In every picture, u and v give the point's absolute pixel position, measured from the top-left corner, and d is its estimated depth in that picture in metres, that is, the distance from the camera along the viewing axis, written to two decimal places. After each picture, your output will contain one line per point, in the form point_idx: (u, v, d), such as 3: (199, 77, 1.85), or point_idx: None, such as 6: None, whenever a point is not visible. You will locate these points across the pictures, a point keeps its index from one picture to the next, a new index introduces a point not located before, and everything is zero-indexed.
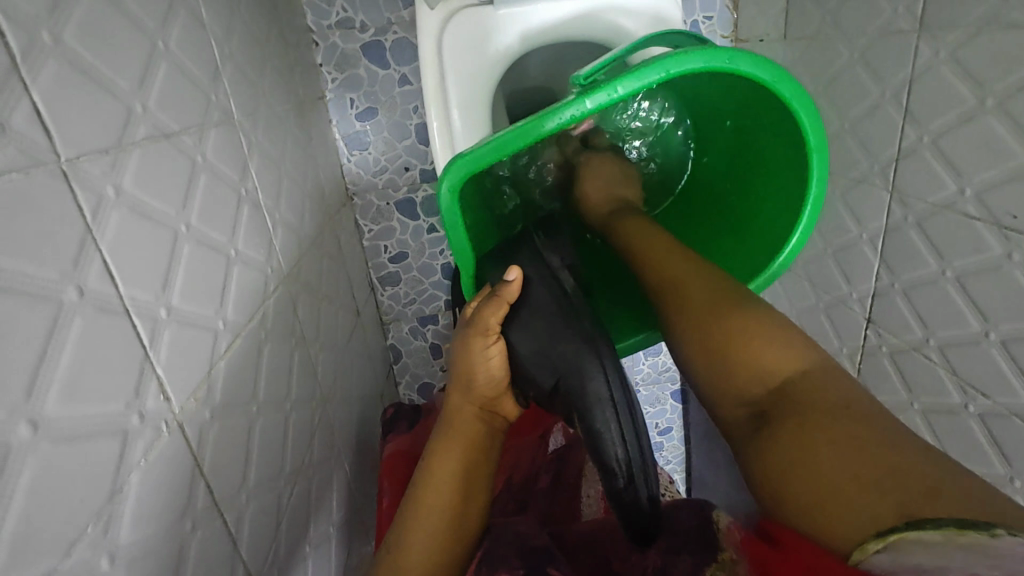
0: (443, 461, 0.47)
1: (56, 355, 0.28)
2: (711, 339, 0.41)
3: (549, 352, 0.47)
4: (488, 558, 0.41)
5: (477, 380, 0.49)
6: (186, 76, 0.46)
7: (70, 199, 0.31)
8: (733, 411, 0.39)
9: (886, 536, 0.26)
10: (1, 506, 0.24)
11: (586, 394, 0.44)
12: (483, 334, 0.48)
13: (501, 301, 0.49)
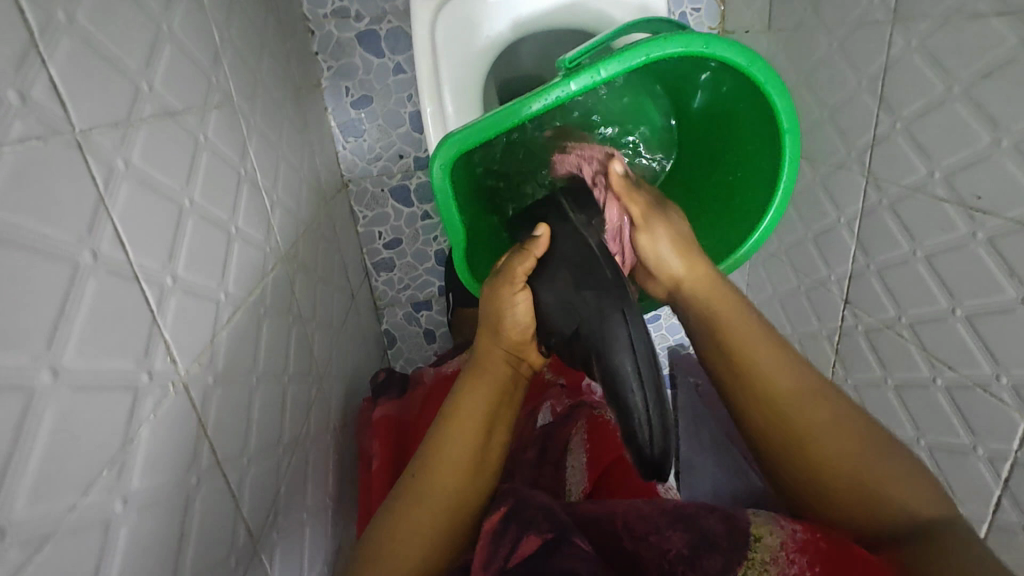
0: (468, 399, 0.50)
1: (73, 310, 0.30)
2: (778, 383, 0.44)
3: (573, 301, 0.47)
4: (514, 516, 0.43)
5: (504, 324, 0.52)
6: (189, 58, 0.48)
7: (84, 168, 0.33)
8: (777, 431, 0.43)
9: None
10: (28, 442, 0.26)
11: (604, 335, 0.44)
12: (510, 281, 0.50)
13: (530, 253, 0.51)
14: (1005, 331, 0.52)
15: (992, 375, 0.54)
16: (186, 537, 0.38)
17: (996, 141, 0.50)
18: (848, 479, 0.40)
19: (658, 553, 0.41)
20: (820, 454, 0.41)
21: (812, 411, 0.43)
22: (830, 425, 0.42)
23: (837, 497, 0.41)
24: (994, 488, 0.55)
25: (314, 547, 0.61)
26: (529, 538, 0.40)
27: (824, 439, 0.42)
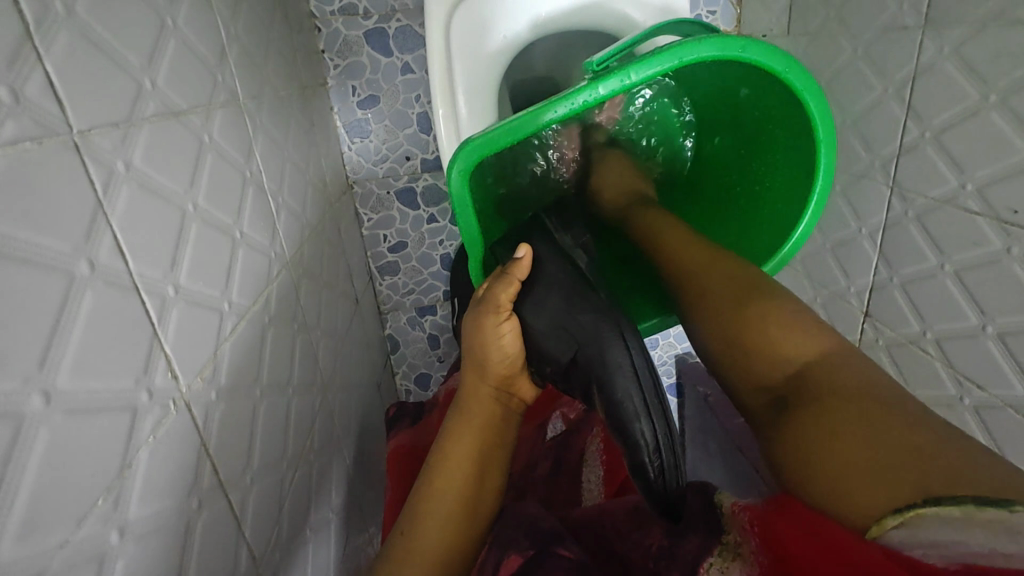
0: (458, 446, 0.50)
1: (69, 327, 0.28)
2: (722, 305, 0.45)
3: (566, 324, 0.50)
4: (498, 540, 0.43)
5: (490, 363, 0.52)
6: (194, 54, 0.46)
7: (82, 172, 0.30)
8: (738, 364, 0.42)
9: (904, 512, 0.27)
10: (15, 474, 0.24)
11: (605, 362, 0.47)
12: (495, 309, 0.51)
13: (513, 279, 0.52)
14: None
15: None
16: (186, 565, 0.35)
17: None
18: (746, 335, 0.42)
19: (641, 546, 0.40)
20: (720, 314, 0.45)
21: (716, 274, 0.48)
22: (734, 286, 0.45)
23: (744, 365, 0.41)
24: None
25: (318, 564, 0.59)
26: (510, 558, 0.40)
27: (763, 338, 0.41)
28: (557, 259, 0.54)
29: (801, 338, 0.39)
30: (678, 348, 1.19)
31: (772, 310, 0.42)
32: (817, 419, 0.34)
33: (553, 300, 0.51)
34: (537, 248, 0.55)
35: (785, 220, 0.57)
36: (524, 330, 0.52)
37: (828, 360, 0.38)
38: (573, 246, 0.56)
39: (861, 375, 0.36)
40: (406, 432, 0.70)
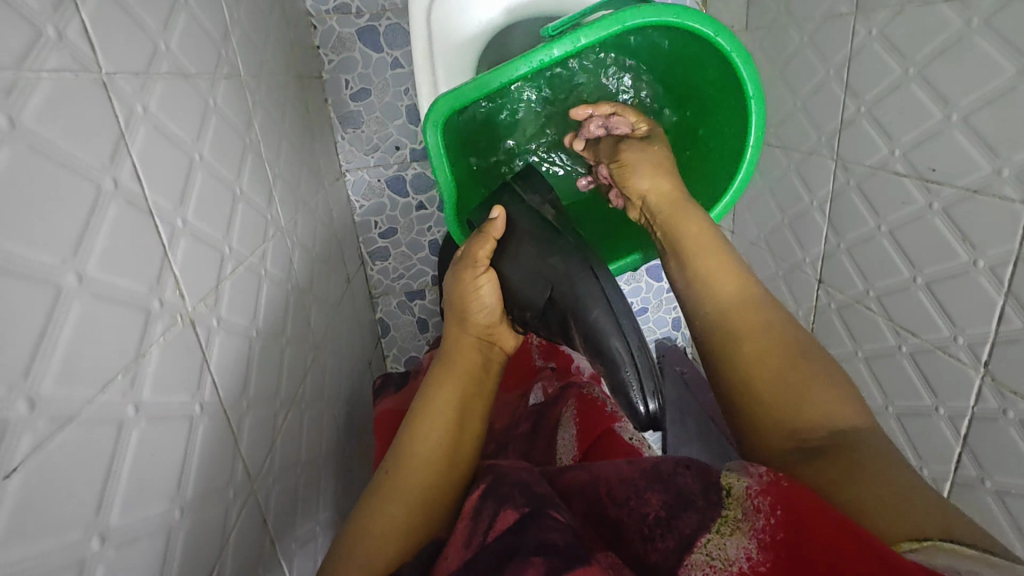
0: (445, 389, 0.50)
1: (97, 226, 0.33)
2: (759, 341, 0.47)
3: (539, 270, 0.54)
4: (492, 493, 0.44)
5: (473, 313, 0.55)
6: (201, 29, 0.52)
7: (108, 105, 0.36)
8: (758, 379, 0.46)
9: (922, 542, 0.33)
10: (54, 331, 0.29)
11: (576, 296, 0.52)
12: (473, 263, 0.55)
13: (489, 236, 0.57)
14: (962, 293, 0.55)
15: (949, 336, 0.57)
16: (190, 460, 0.39)
17: (947, 116, 0.55)
18: (778, 372, 0.45)
19: (637, 520, 0.42)
20: (761, 368, 0.46)
21: (757, 329, 0.48)
22: (781, 341, 0.47)
23: (769, 394, 0.45)
24: (955, 445, 0.58)
25: (310, 504, 0.63)
26: (506, 513, 0.40)
27: (797, 375, 0.45)
28: (527, 212, 0.59)
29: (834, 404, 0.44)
30: (657, 333, 1.24)
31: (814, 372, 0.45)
32: (847, 459, 0.40)
33: (528, 249, 0.55)
34: (507, 208, 0.60)
35: (725, 167, 0.66)
36: (500, 283, 0.56)
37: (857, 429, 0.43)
38: (540, 205, 0.61)
39: (869, 443, 0.42)
40: (393, 396, 0.75)
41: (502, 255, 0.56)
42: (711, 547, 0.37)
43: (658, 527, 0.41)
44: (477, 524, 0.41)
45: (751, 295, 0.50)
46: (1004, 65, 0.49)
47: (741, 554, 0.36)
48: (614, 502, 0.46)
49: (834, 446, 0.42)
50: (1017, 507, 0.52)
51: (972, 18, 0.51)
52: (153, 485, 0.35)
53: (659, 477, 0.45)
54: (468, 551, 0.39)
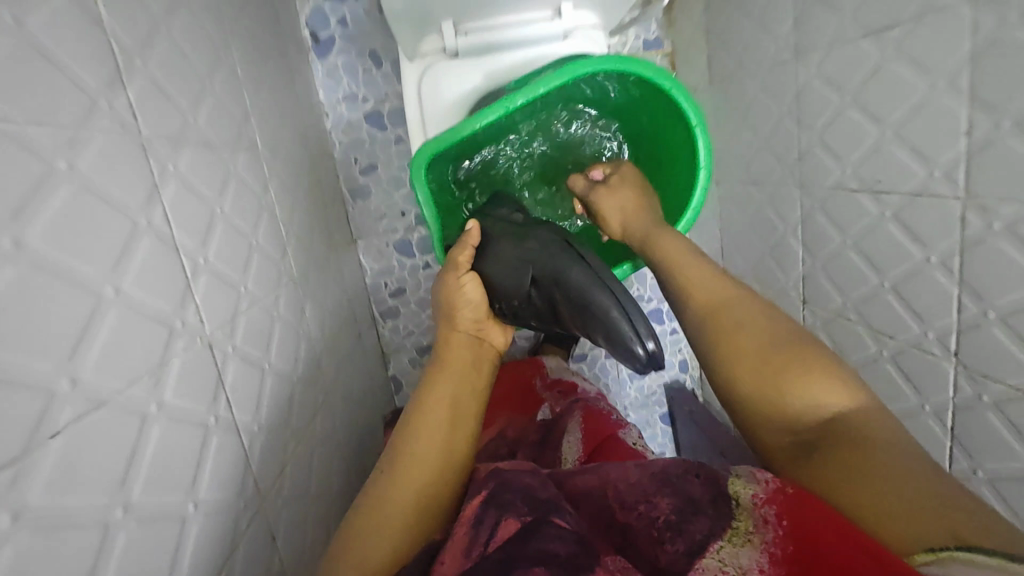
0: (439, 384, 0.55)
1: (132, 253, 0.40)
2: (748, 345, 0.49)
3: (523, 257, 0.59)
4: (493, 500, 0.44)
5: (459, 318, 0.60)
6: (225, 110, 0.61)
7: (146, 162, 0.44)
8: (749, 377, 0.48)
9: (936, 552, 0.32)
10: (94, 329, 0.35)
11: (558, 268, 0.56)
12: (456, 268, 0.61)
13: (468, 244, 0.63)
14: (923, 290, 0.59)
15: (921, 333, 0.60)
16: (205, 461, 0.44)
17: (881, 133, 0.61)
18: (774, 375, 0.47)
19: (648, 522, 0.45)
20: (750, 367, 0.48)
21: (751, 343, 0.49)
22: (767, 341, 0.49)
23: (771, 394, 0.47)
24: (945, 439, 0.59)
25: (320, 538, 0.65)
26: (507, 521, 0.41)
27: (790, 373, 0.47)
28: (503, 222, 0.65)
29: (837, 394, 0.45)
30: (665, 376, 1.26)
31: (810, 367, 0.47)
32: (854, 457, 0.41)
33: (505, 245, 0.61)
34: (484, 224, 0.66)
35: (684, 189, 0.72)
36: (485, 281, 0.61)
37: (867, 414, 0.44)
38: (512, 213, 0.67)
39: (878, 426, 0.43)
40: None
41: (486, 261, 0.62)
42: (724, 554, 0.39)
43: (669, 530, 0.43)
44: (478, 535, 0.41)
45: (740, 301, 0.53)
46: (917, 84, 0.55)
47: (753, 562, 0.37)
48: (626, 510, 0.47)
49: (836, 442, 0.43)
50: (1008, 490, 0.53)
51: (885, 48, 0.58)
52: (174, 479, 0.40)
53: (670, 484, 0.48)
54: (468, 559, 0.39)
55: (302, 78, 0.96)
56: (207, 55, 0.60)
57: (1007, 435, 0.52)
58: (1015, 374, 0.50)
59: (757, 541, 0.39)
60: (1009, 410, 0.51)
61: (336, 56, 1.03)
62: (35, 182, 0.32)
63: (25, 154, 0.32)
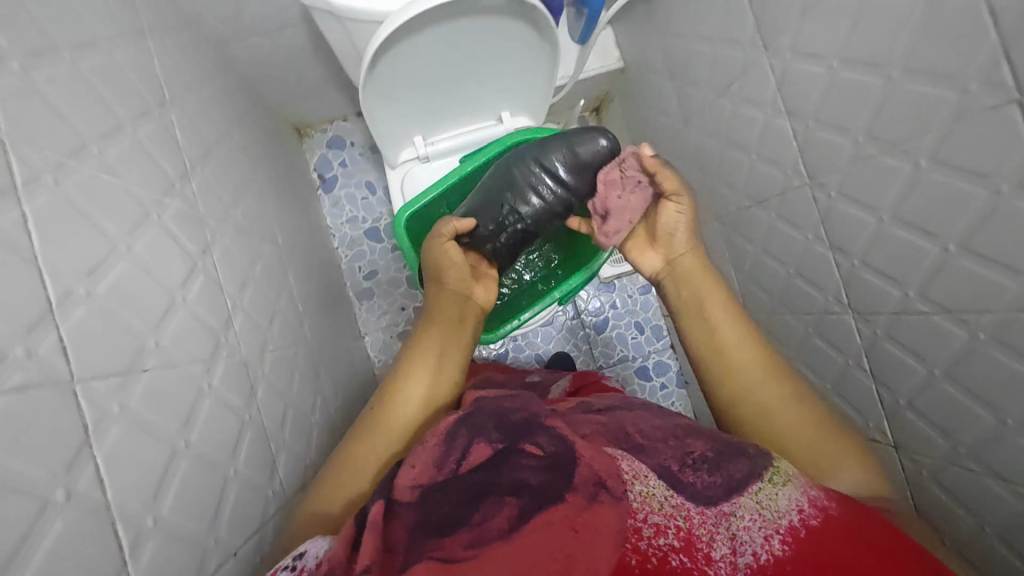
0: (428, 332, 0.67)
1: (195, 278, 0.55)
2: (799, 417, 0.57)
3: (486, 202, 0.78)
4: (466, 422, 0.51)
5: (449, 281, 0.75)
6: (254, 213, 0.81)
7: (204, 226, 0.62)
8: (799, 435, 0.56)
9: None
10: (171, 315, 0.49)
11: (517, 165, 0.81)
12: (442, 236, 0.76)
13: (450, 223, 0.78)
14: (815, 264, 0.72)
15: (826, 300, 0.72)
16: (241, 445, 0.54)
17: (750, 158, 0.79)
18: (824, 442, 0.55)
19: (680, 453, 0.51)
20: (801, 432, 0.56)
21: (788, 415, 0.57)
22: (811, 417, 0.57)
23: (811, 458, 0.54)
24: (873, 384, 0.68)
25: None
26: (479, 445, 0.48)
27: (833, 441, 0.55)
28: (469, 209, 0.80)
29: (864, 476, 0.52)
30: None
31: (847, 447, 0.55)
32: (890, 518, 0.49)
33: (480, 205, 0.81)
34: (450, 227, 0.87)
35: None
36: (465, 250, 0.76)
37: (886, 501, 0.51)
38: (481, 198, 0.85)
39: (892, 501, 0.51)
40: None
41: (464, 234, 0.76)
42: (763, 496, 0.46)
43: (703, 464, 0.49)
44: (448, 454, 0.48)
45: (786, 379, 0.61)
46: (758, 116, 0.74)
47: (793, 507, 0.45)
48: (653, 441, 0.53)
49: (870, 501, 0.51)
50: (923, 406, 0.62)
51: (733, 99, 0.78)
52: (220, 445, 0.51)
53: (702, 430, 0.54)
54: (441, 472, 0.47)
55: (312, 207, 1.19)
56: (241, 176, 0.80)
57: (905, 358, 0.62)
58: (890, 303, 0.61)
59: (795, 482, 0.48)
60: (898, 335, 0.62)
61: (339, 190, 1.28)
62: (138, 218, 0.49)
63: (133, 201, 0.48)
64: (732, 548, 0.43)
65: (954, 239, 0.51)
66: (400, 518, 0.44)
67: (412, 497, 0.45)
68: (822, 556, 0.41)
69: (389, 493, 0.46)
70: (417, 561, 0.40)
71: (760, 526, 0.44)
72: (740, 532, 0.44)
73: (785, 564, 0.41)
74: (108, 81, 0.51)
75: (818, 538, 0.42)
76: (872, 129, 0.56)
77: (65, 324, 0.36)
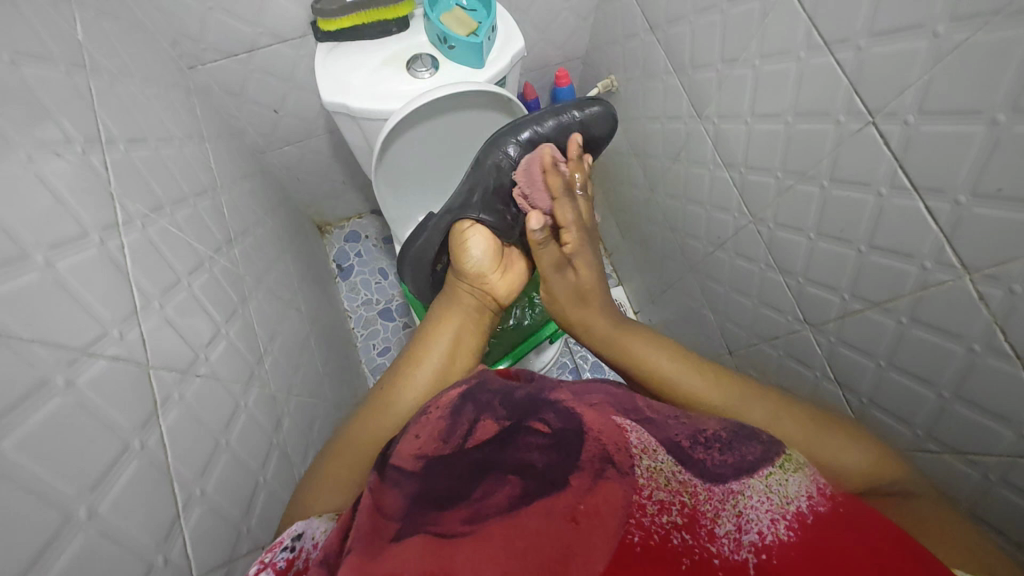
0: (454, 311, 0.73)
1: (235, 319, 0.66)
2: (776, 420, 0.55)
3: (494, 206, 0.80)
4: (472, 399, 0.52)
5: (469, 267, 0.78)
6: (281, 283, 0.93)
7: (242, 283, 0.74)
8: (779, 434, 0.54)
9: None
10: (217, 341, 0.59)
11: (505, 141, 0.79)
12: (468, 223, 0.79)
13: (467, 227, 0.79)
14: (772, 290, 0.81)
15: (789, 320, 0.80)
16: (269, 460, 0.62)
17: (705, 210, 0.92)
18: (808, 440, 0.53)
19: (692, 431, 0.47)
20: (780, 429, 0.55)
21: (769, 429, 0.55)
22: (785, 418, 0.55)
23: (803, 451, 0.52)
24: (841, 392, 0.74)
25: None
26: (486, 420, 0.49)
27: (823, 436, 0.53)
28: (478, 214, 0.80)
29: (870, 455, 0.51)
30: None
31: (841, 435, 0.53)
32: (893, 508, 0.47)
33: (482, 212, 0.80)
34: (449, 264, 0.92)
35: None
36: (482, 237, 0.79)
37: (895, 483, 0.50)
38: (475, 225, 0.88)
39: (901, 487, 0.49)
40: None
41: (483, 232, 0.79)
42: (772, 481, 0.41)
43: (716, 443, 0.45)
44: (456, 426, 0.48)
45: (746, 387, 0.59)
46: (704, 172, 0.87)
47: (801, 492, 0.39)
48: (663, 415, 0.51)
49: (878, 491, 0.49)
50: (881, 401, 0.68)
51: (684, 163, 0.93)
52: (252, 453, 0.58)
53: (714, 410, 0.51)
54: (446, 444, 0.47)
55: (331, 291, 1.32)
56: (271, 253, 0.94)
57: (857, 357, 0.69)
58: (833, 309, 0.70)
59: (808, 470, 0.42)
60: (848, 337, 0.69)
61: (355, 276, 1.42)
62: (195, 263, 0.61)
63: (192, 251, 0.61)
64: (737, 526, 0.37)
65: (863, 239, 0.61)
66: (398, 484, 0.43)
67: (413, 467, 0.45)
68: (840, 539, 0.34)
69: (392, 462, 0.46)
70: (412, 531, 0.37)
71: (767, 508, 0.37)
72: (745, 510, 0.38)
73: (792, 549, 0.34)
74: (177, 165, 0.66)
75: (831, 524, 0.35)
76: (786, 164, 0.69)
77: (145, 324, 0.47)
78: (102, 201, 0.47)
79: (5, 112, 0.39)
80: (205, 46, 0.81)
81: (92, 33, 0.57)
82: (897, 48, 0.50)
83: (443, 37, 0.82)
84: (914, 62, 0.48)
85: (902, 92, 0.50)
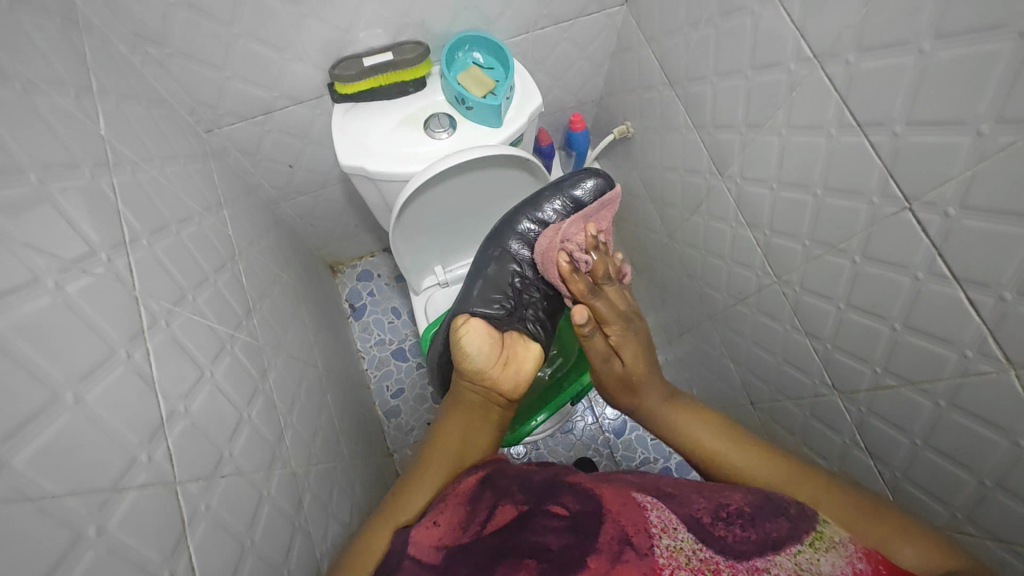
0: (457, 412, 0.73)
1: (256, 399, 0.66)
2: (842, 506, 0.57)
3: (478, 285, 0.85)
4: (495, 489, 0.51)
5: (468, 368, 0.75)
6: (298, 342, 0.92)
7: (262, 356, 0.73)
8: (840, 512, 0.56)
9: None
10: (240, 431, 0.58)
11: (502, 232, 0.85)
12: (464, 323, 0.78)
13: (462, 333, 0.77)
14: (799, 352, 0.80)
15: (814, 382, 0.79)
16: (292, 548, 0.61)
17: (726, 264, 0.90)
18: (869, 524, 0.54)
19: (714, 506, 0.46)
20: (838, 514, 0.56)
21: (832, 512, 0.57)
22: (844, 504, 0.57)
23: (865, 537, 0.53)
24: (872, 462, 0.73)
25: None
26: (508, 506, 0.47)
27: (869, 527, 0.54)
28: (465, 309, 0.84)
29: (924, 550, 0.51)
30: None
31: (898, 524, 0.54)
32: None
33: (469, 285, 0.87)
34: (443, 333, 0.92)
35: None
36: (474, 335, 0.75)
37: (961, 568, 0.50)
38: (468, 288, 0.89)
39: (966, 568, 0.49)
40: None
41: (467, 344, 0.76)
42: (801, 559, 0.40)
43: (737, 519, 0.44)
44: (475, 516, 0.48)
45: (806, 473, 0.61)
46: (726, 229, 0.86)
47: (834, 572, 0.39)
48: (690, 496, 0.49)
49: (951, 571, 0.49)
50: (914, 477, 0.66)
51: (703, 216, 0.92)
52: (276, 547, 0.58)
53: (744, 484, 0.50)
54: (468, 534, 0.46)
55: (344, 333, 1.31)
56: (288, 311, 0.93)
57: (890, 432, 0.68)
58: (865, 381, 0.69)
59: (841, 550, 0.41)
60: (878, 410, 0.68)
61: (368, 316, 1.41)
62: (217, 349, 0.60)
63: (214, 336, 0.60)
64: None
65: (897, 318, 0.60)
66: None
67: (435, 558, 0.44)
68: None
69: (411, 555, 0.45)
70: None
71: None
72: None
73: None
74: (198, 245, 0.65)
75: None
76: (813, 234, 0.68)
77: (171, 433, 0.46)
78: (129, 311, 0.46)
79: (35, 241, 0.38)
80: (221, 111, 0.81)
81: (114, 123, 0.57)
82: (935, 141, 0.48)
83: (460, 98, 0.82)
84: (953, 158, 0.47)
85: (942, 184, 0.49)
